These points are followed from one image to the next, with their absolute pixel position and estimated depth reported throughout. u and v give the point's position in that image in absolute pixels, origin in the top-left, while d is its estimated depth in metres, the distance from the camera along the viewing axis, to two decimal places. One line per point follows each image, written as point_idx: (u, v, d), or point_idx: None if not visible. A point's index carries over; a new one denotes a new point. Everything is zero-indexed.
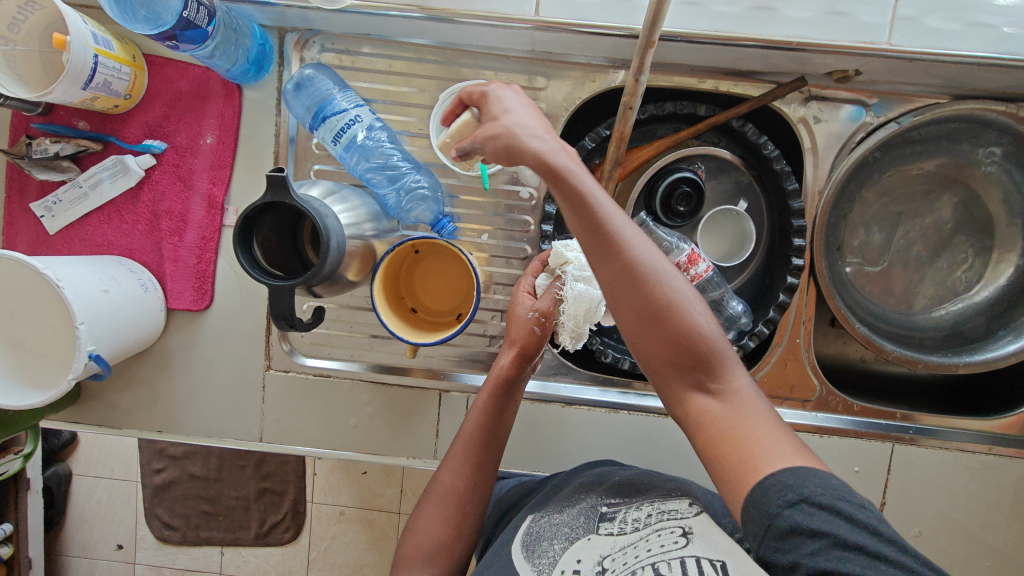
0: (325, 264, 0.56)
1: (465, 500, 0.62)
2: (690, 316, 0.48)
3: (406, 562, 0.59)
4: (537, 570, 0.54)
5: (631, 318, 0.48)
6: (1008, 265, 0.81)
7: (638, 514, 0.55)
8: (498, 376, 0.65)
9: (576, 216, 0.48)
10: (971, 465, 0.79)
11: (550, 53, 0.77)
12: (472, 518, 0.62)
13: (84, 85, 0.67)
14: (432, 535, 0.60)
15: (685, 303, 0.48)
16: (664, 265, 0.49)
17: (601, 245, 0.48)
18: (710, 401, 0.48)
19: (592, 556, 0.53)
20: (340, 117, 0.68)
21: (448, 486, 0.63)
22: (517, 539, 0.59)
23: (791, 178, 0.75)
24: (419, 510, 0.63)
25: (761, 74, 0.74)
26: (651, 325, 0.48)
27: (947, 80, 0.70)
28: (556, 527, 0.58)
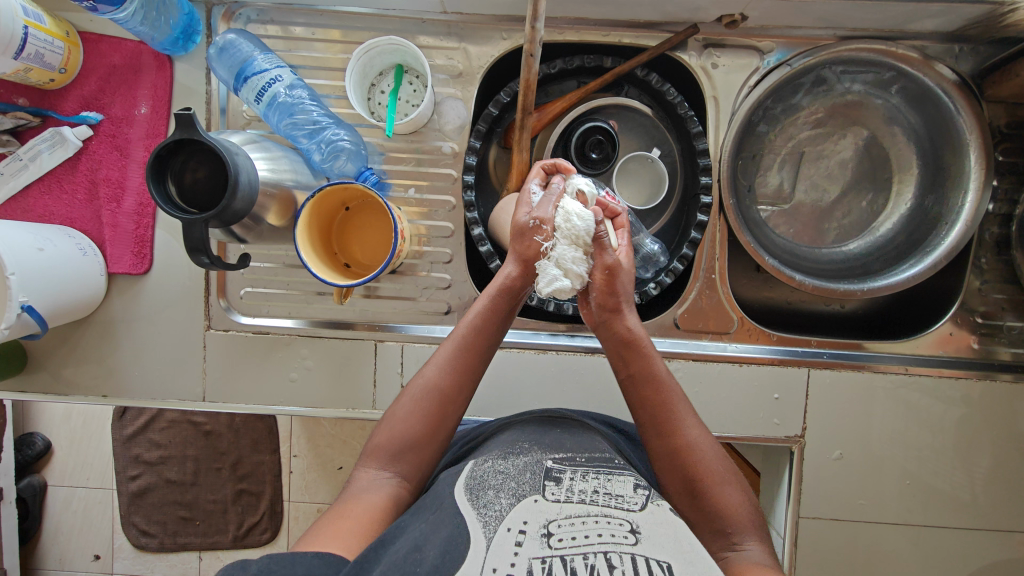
0: (233, 200, 0.60)
1: (447, 399, 0.67)
2: (703, 458, 0.61)
3: (376, 453, 0.65)
4: (482, 521, 0.55)
5: (663, 461, 0.62)
6: (907, 197, 0.86)
7: (585, 487, 0.58)
8: (500, 279, 0.67)
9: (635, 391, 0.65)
10: (890, 388, 0.82)
11: (464, 15, 0.82)
12: (449, 417, 0.67)
13: (16, 55, 0.71)
14: (407, 427, 0.65)
15: (697, 449, 0.62)
16: (693, 422, 0.63)
17: (654, 423, 0.63)
18: (738, 557, 0.57)
19: (539, 518, 0.55)
20: (260, 77, 0.73)
21: (430, 382, 0.67)
22: (459, 480, 0.61)
23: (696, 122, 0.79)
24: (399, 403, 0.67)
25: (659, 25, 0.80)
26: (700, 487, 0.60)
27: (826, 20, 0.76)
28: (501, 479, 0.60)
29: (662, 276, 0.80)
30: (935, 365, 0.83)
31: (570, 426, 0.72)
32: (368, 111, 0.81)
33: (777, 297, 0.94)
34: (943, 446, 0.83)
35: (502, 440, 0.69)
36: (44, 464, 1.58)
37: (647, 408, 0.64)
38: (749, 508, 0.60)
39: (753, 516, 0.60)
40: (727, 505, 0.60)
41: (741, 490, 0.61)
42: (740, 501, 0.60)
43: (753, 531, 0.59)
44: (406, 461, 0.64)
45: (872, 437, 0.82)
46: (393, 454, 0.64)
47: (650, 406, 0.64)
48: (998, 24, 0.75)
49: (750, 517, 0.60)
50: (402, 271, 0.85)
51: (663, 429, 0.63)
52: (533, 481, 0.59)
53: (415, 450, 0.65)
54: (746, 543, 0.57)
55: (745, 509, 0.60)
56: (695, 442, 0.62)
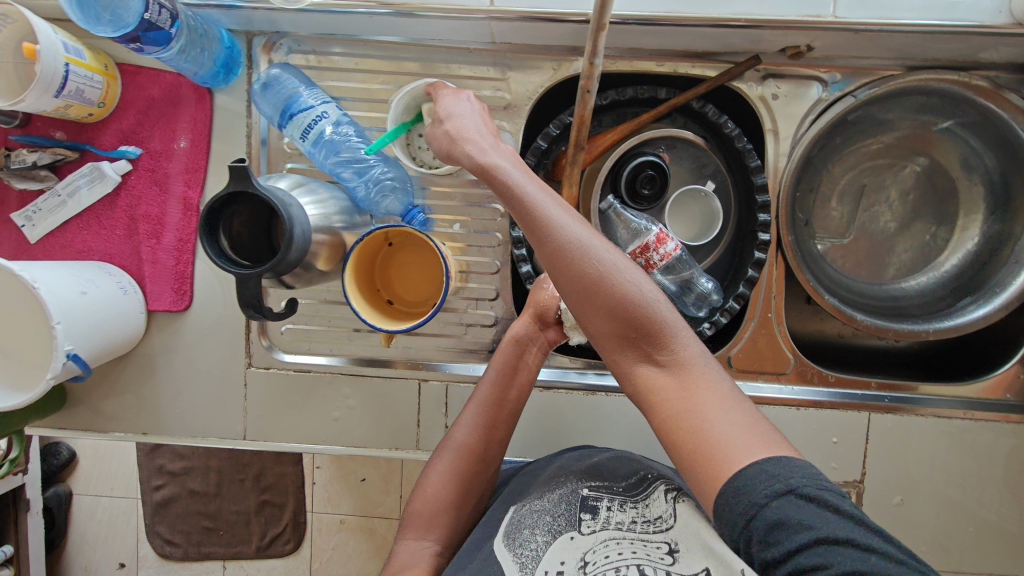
0: (289, 252, 0.58)
1: (477, 457, 0.67)
2: (622, 284, 0.52)
3: (413, 521, 0.65)
4: (520, 563, 0.57)
5: (564, 279, 0.53)
6: (972, 233, 0.82)
7: (622, 516, 0.58)
8: (511, 335, 0.72)
9: (512, 209, 0.54)
10: (950, 431, 0.79)
11: (511, 45, 0.79)
12: (479, 477, 0.67)
13: (57, 93, 0.69)
14: (442, 491, 0.66)
15: (613, 271, 0.52)
16: (592, 240, 0.53)
17: (535, 234, 0.53)
18: (657, 372, 0.53)
19: (575, 555, 0.56)
20: (306, 114, 0.71)
21: (460, 441, 0.68)
22: (498, 524, 0.62)
23: (754, 156, 0.76)
24: (431, 467, 0.68)
25: (717, 55, 0.76)
26: (594, 289, 0.52)
27: (897, 51, 0.73)
28: (537, 516, 0.60)
29: (718, 315, 0.77)
30: (1000, 410, 0.80)
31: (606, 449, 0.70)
32: (410, 154, 0.77)
33: (829, 331, 0.90)
34: (1006, 492, 0.80)
35: (538, 476, 0.68)
36: (69, 473, 1.58)
37: (520, 219, 0.54)
38: (659, 299, 0.53)
39: (667, 309, 0.53)
40: (632, 300, 0.52)
41: (648, 280, 0.54)
42: (646, 293, 0.53)
43: (674, 333, 0.53)
44: (441, 527, 0.65)
45: (932, 483, 0.80)
46: (430, 523, 0.64)
47: (526, 217, 0.54)
48: None
49: (667, 317, 0.53)
50: (445, 308, 0.83)
51: (538, 234, 0.53)
52: (568, 513, 0.59)
53: (450, 515, 0.65)
54: (665, 351, 0.53)
55: (656, 304, 0.53)
56: (577, 241, 0.53)
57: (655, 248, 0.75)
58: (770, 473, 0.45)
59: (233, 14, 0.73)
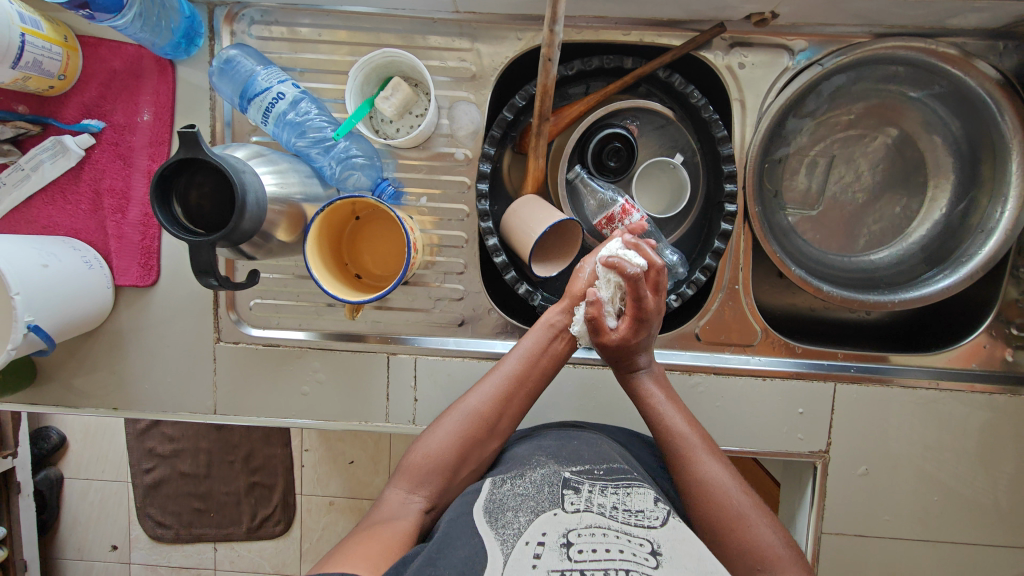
0: (239, 221, 0.57)
1: (488, 425, 0.66)
2: (755, 530, 0.58)
3: (406, 473, 0.63)
4: (500, 538, 0.52)
5: (700, 523, 0.60)
6: (941, 204, 0.82)
7: (604, 499, 0.56)
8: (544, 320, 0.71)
9: (659, 437, 0.66)
10: (918, 401, 0.79)
11: (477, 14, 0.78)
12: (487, 444, 0.66)
13: (13, 64, 0.68)
14: (446, 449, 0.64)
15: (748, 517, 0.59)
16: (735, 485, 0.61)
17: (682, 462, 0.63)
18: None
19: (558, 528, 0.52)
20: (264, 95, 0.70)
21: (473, 406, 0.66)
22: (477, 503, 0.58)
23: (721, 126, 0.76)
24: (438, 425, 0.66)
25: (682, 23, 0.75)
26: (725, 527, 0.58)
27: (863, 17, 0.72)
28: (520, 499, 0.57)
29: (684, 287, 0.77)
30: (967, 379, 0.80)
31: (589, 437, 0.70)
32: (372, 129, 0.77)
33: (801, 305, 0.90)
34: (973, 461, 0.80)
35: (518, 454, 0.67)
36: (59, 457, 1.59)
37: (666, 443, 0.65)
38: (783, 542, 0.58)
39: (789, 552, 0.57)
40: (755, 542, 0.57)
41: (772, 527, 0.59)
42: (772, 538, 0.58)
43: (791, 573, 0.56)
44: (434, 483, 0.62)
45: (898, 453, 0.80)
46: (424, 477, 0.63)
47: (668, 439, 0.65)
48: None
49: (786, 558, 0.56)
50: (414, 282, 0.82)
51: (681, 469, 0.63)
52: (552, 494, 0.57)
53: (446, 474, 0.63)
54: None
55: (781, 548, 0.57)
56: (720, 480, 0.61)
57: (621, 218, 0.76)
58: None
59: None
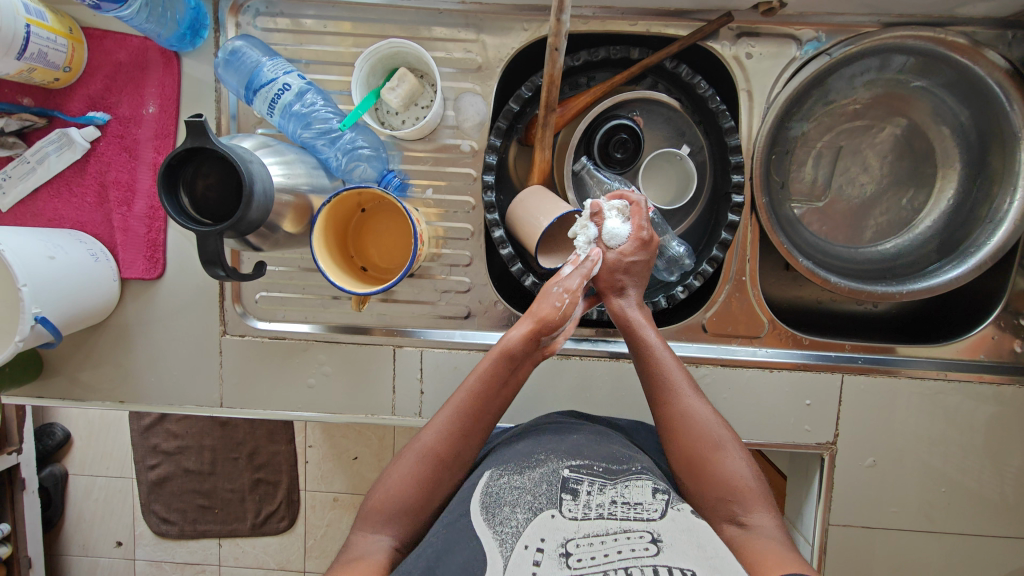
0: (247, 211, 0.57)
1: (445, 465, 0.61)
2: (729, 460, 0.60)
3: (371, 514, 0.60)
4: (498, 539, 0.53)
5: (677, 452, 0.62)
6: (949, 194, 0.82)
7: (602, 499, 0.56)
8: (546, 313, 0.63)
9: (642, 368, 0.67)
10: (926, 393, 0.79)
11: (482, 5, 0.77)
12: (446, 483, 0.61)
13: (19, 55, 0.68)
14: (403, 491, 0.60)
15: (724, 446, 0.60)
16: (712, 418, 0.62)
17: (663, 393, 0.64)
18: (735, 530, 0.56)
19: (556, 536, 0.52)
20: (271, 86, 0.70)
21: (429, 446, 0.62)
22: (474, 496, 0.58)
23: (728, 117, 0.75)
24: (397, 463, 0.63)
25: (689, 13, 0.75)
26: (702, 456, 0.60)
27: (872, 6, 0.71)
28: (517, 493, 0.57)
29: (691, 279, 0.77)
30: (975, 370, 0.80)
31: (588, 432, 0.69)
32: (378, 120, 0.77)
33: (808, 297, 0.90)
34: (982, 453, 0.80)
35: (517, 450, 0.66)
36: (64, 454, 1.60)
37: (648, 377, 0.66)
38: (753, 476, 0.59)
39: (759, 485, 0.59)
40: (728, 472, 0.59)
41: (745, 461, 0.60)
42: (744, 471, 0.59)
43: (759, 503, 0.57)
44: (400, 525, 0.60)
45: (906, 444, 0.80)
46: (388, 520, 0.60)
47: (651, 374, 0.66)
48: None
49: (755, 489, 0.58)
50: (420, 274, 0.82)
51: (664, 398, 0.64)
52: (549, 493, 0.57)
53: (409, 518, 0.60)
54: (750, 515, 0.57)
55: (751, 481, 0.59)
56: (699, 413, 0.62)
57: (626, 209, 0.73)
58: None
59: None
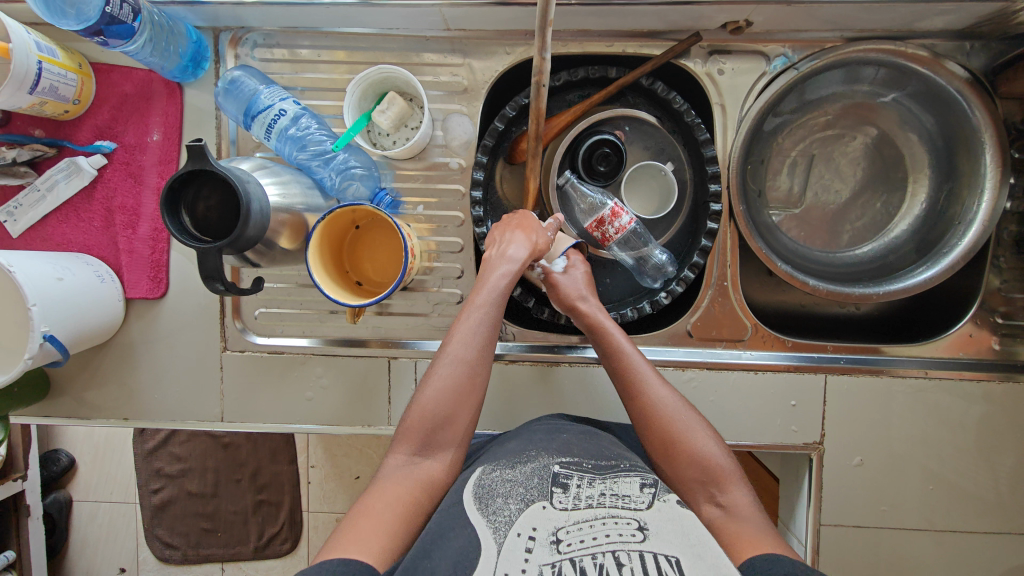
0: (245, 230, 0.61)
1: (475, 373, 0.66)
2: (698, 442, 0.64)
3: (408, 438, 0.64)
4: (491, 527, 0.56)
5: (652, 439, 0.66)
6: (921, 197, 0.85)
7: (592, 491, 0.59)
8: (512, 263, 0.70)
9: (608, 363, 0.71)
10: (908, 390, 0.81)
11: (467, 31, 0.82)
12: (478, 391, 0.67)
13: (31, 89, 0.72)
14: (441, 401, 0.65)
15: (692, 431, 0.64)
16: (678, 402, 0.67)
17: (627, 386, 0.68)
18: (717, 510, 0.60)
19: (547, 525, 0.55)
20: (267, 112, 0.74)
21: (459, 358, 0.66)
22: (468, 489, 0.61)
23: (703, 129, 0.79)
24: (428, 379, 0.66)
25: (661, 34, 0.79)
26: (676, 442, 0.64)
27: (834, 23, 0.75)
28: (509, 487, 0.60)
29: (673, 284, 0.80)
30: (955, 367, 0.82)
31: (577, 432, 0.72)
32: (370, 142, 0.81)
33: (791, 301, 0.93)
34: (967, 448, 0.81)
35: (509, 448, 0.69)
36: (68, 480, 1.61)
37: (615, 372, 0.70)
38: (724, 455, 0.64)
39: (731, 464, 0.64)
40: (701, 453, 0.63)
41: (715, 440, 0.65)
42: (714, 449, 0.64)
43: (734, 478, 0.62)
44: (441, 443, 0.65)
45: (893, 442, 0.81)
46: (428, 439, 0.64)
47: (617, 370, 0.70)
48: (1009, 20, 0.73)
49: (726, 467, 0.63)
50: (413, 287, 0.85)
51: (633, 393, 0.68)
52: (541, 486, 0.59)
53: (449, 428, 0.65)
54: (727, 495, 0.61)
55: (723, 459, 0.63)
56: (667, 400, 0.67)
57: (610, 221, 0.78)
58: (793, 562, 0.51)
59: (199, 11, 0.77)
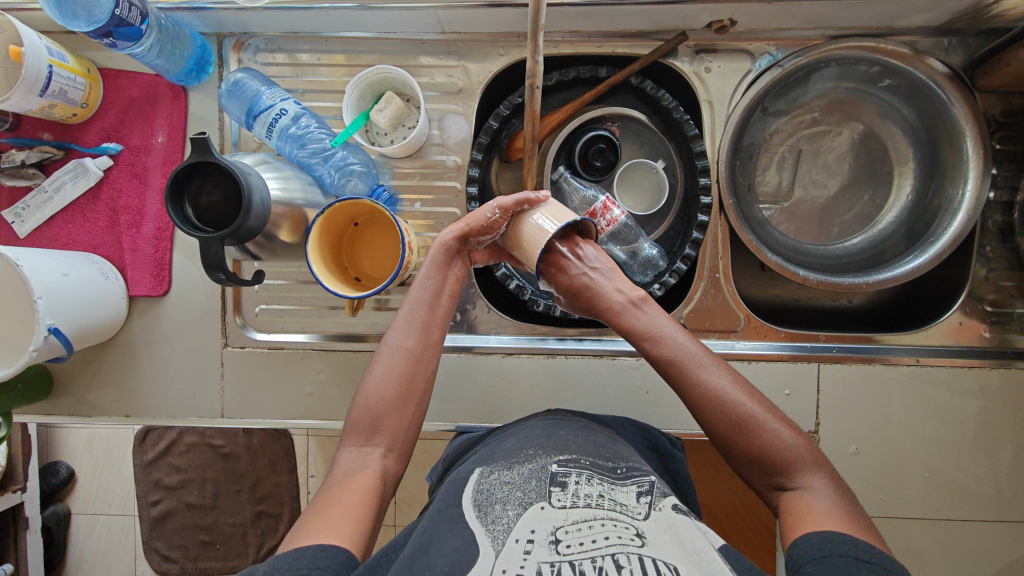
0: (246, 217, 0.62)
1: (417, 361, 0.64)
2: (769, 431, 0.58)
3: (356, 428, 0.61)
4: (490, 534, 0.54)
5: (717, 432, 0.60)
6: (907, 189, 0.87)
7: (590, 491, 0.58)
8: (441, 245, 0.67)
9: (655, 356, 0.65)
10: (900, 378, 0.82)
11: (462, 34, 0.84)
12: (421, 378, 0.64)
13: (41, 92, 0.75)
14: (382, 389, 0.62)
15: (761, 420, 0.58)
16: (737, 387, 0.61)
17: (681, 378, 0.62)
18: (794, 499, 0.56)
19: (546, 526, 0.54)
20: (268, 112, 0.77)
21: (399, 347, 0.64)
22: (465, 494, 0.60)
23: (692, 125, 0.81)
24: (371, 368, 0.64)
25: (649, 34, 0.82)
26: (739, 440, 0.59)
27: (814, 21, 0.78)
28: (508, 490, 0.58)
29: (666, 276, 0.81)
30: (946, 355, 0.83)
31: (574, 428, 0.71)
32: (368, 141, 0.83)
33: (783, 295, 0.94)
34: (962, 435, 0.82)
35: (506, 447, 0.67)
36: (67, 492, 1.60)
37: (664, 365, 0.64)
38: (795, 441, 0.58)
39: (806, 450, 0.58)
40: (767, 447, 0.58)
41: (784, 426, 0.59)
42: (782, 439, 0.58)
43: (807, 465, 0.57)
44: (386, 432, 0.61)
45: (887, 430, 0.82)
46: (374, 427, 0.61)
47: (666, 360, 0.63)
48: (983, 15, 0.75)
49: (800, 453, 0.57)
50: (411, 283, 0.87)
51: (686, 387, 0.62)
52: (538, 487, 0.58)
53: (394, 416, 0.61)
54: (799, 481, 0.56)
55: (795, 446, 0.58)
56: (722, 389, 0.60)
57: (602, 214, 0.79)
58: (859, 546, 0.49)
59: (203, 16, 0.80)
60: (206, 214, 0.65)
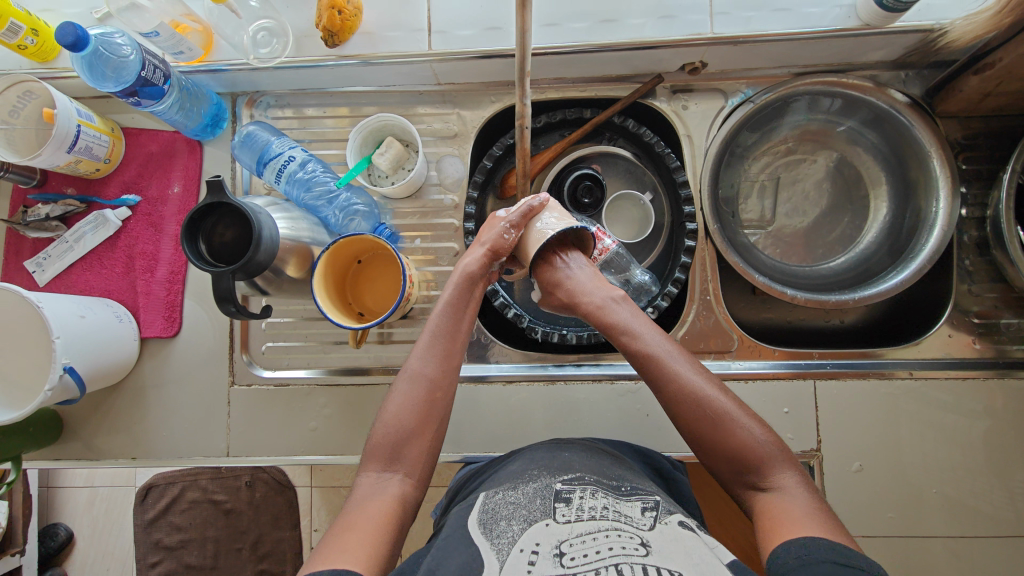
0: (257, 252, 0.66)
1: (436, 388, 0.65)
2: (738, 427, 0.60)
3: (376, 454, 0.62)
4: (496, 548, 0.52)
5: (690, 426, 0.62)
6: (882, 210, 0.92)
7: (595, 503, 0.56)
8: (462, 271, 0.70)
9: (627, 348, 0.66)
10: (894, 391, 0.83)
11: (456, 84, 0.91)
12: (441, 405, 0.65)
13: (69, 149, 0.81)
14: (403, 418, 0.63)
15: (734, 416, 0.60)
16: (712, 383, 0.63)
17: (656, 372, 0.64)
18: (765, 497, 0.57)
19: (551, 539, 0.51)
20: (278, 159, 0.83)
21: (418, 374, 0.65)
22: (473, 516, 0.58)
23: (673, 157, 0.86)
24: (389, 398, 0.65)
25: (628, 78, 0.89)
26: (710, 435, 0.60)
27: (779, 60, 0.85)
28: (513, 508, 0.57)
29: (658, 299, 0.84)
30: (939, 367, 0.84)
31: (581, 450, 0.69)
32: (370, 182, 0.89)
33: (776, 317, 0.96)
34: (965, 448, 0.82)
35: (510, 470, 0.66)
36: (65, 557, 1.55)
37: (642, 362, 0.65)
38: (767, 438, 0.60)
39: (776, 447, 0.59)
40: (738, 439, 0.59)
41: (755, 424, 0.60)
42: (756, 434, 0.59)
43: (779, 465, 0.58)
44: (408, 460, 0.62)
45: (888, 445, 0.82)
46: (394, 454, 0.62)
47: (643, 356, 0.65)
48: (932, 48, 0.82)
49: (772, 452, 0.58)
50: (413, 316, 0.90)
51: (662, 381, 0.63)
52: (543, 505, 0.56)
53: (415, 444, 0.63)
54: (771, 479, 0.57)
55: (767, 444, 0.59)
56: (698, 383, 0.62)
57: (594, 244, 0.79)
58: (842, 552, 0.49)
59: (220, 77, 0.87)
60: (220, 248, 0.69)
